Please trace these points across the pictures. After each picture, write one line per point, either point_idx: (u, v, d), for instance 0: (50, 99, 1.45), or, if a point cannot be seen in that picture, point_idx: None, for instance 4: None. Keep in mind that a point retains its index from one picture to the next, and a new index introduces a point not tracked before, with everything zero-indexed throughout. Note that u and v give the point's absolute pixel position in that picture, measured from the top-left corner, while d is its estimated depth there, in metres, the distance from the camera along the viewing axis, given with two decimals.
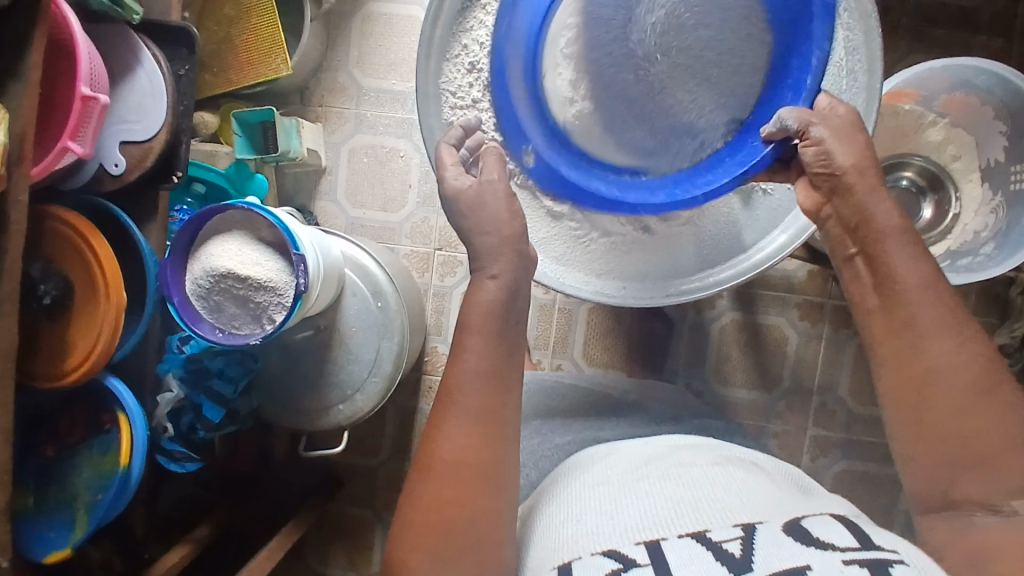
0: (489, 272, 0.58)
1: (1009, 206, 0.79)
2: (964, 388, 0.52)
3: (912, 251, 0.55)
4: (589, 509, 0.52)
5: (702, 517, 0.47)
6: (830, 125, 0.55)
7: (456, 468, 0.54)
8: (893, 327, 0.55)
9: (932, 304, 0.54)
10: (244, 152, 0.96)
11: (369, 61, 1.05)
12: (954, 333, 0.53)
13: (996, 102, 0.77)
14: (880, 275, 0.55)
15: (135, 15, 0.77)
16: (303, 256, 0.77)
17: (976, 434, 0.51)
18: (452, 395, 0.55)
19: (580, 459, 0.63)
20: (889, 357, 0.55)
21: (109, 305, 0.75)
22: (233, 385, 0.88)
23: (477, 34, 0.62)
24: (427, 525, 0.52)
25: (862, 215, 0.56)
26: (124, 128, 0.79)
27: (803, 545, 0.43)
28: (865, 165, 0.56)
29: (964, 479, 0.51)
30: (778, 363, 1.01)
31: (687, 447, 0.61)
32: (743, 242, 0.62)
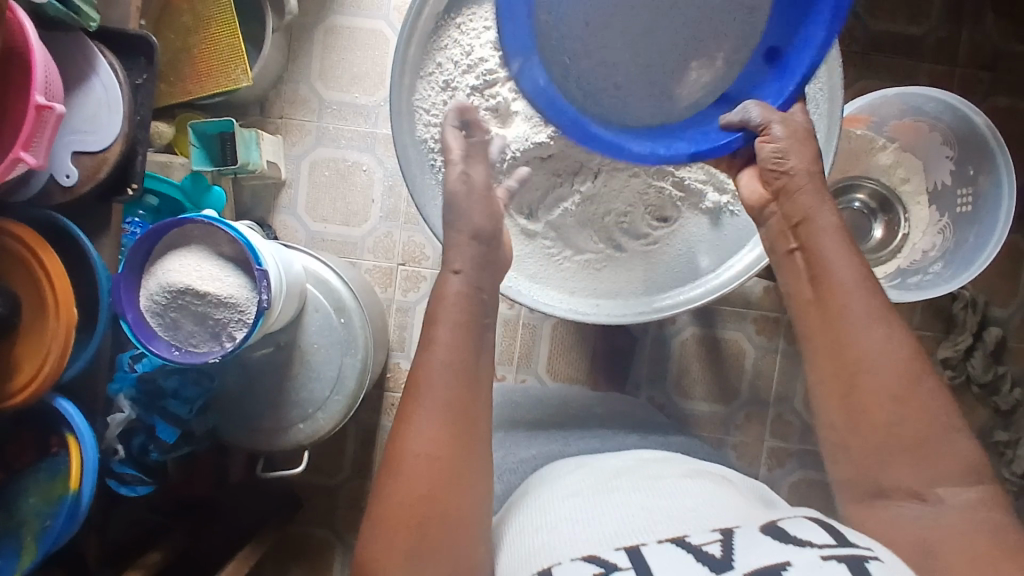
0: (451, 267, 0.57)
1: (957, 227, 0.84)
2: (895, 380, 0.51)
3: (847, 249, 0.55)
4: (563, 513, 0.53)
5: (676, 526, 0.47)
6: (790, 130, 0.58)
7: (427, 463, 0.52)
8: (826, 318, 0.54)
9: (866, 296, 0.53)
10: (200, 163, 0.93)
11: (331, 74, 1.04)
12: (886, 322, 0.52)
13: (943, 127, 0.82)
14: (817, 271, 0.55)
15: (92, 23, 0.75)
16: (266, 271, 0.75)
17: (901, 423, 0.50)
18: (421, 388, 0.53)
19: (550, 471, 0.64)
20: (822, 348, 0.54)
21: (59, 323, 0.72)
22: (188, 405, 0.86)
23: (451, 52, 0.63)
24: (402, 523, 0.50)
25: (805, 217, 0.57)
26: (76, 138, 0.76)
27: (784, 543, 0.43)
28: (817, 173, 0.58)
29: (893, 464, 0.51)
30: (737, 375, 1.04)
31: (658, 463, 0.62)
32: (712, 262, 0.65)
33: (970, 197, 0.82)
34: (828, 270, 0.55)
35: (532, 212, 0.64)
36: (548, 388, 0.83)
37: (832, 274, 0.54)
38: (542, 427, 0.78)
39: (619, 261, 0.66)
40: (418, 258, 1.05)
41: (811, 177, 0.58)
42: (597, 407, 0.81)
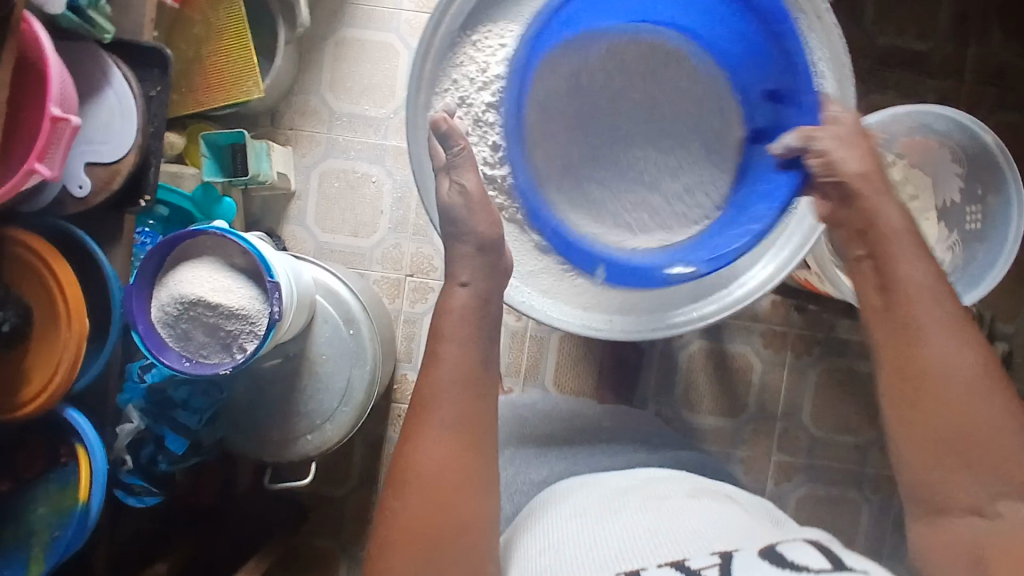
0: (459, 279, 0.59)
1: (966, 244, 0.83)
2: (967, 387, 0.53)
3: (918, 253, 0.57)
4: (567, 537, 0.53)
5: (680, 547, 0.48)
6: (836, 137, 0.59)
7: (437, 480, 0.53)
8: (895, 328, 0.56)
9: (934, 306, 0.55)
10: (212, 174, 0.95)
11: (342, 86, 1.05)
12: (954, 330, 0.54)
13: (953, 145, 0.81)
14: (886, 276, 0.57)
15: (106, 34, 0.76)
16: (278, 283, 0.75)
17: (976, 433, 0.52)
18: (426, 403, 0.55)
19: (558, 491, 0.64)
20: (890, 356, 0.56)
21: (71, 333, 0.72)
22: (198, 415, 0.86)
23: (467, 69, 0.63)
24: (414, 541, 0.52)
25: (870, 222, 0.58)
26: (90, 149, 0.76)
27: (779, 569, 0.44)
28: (871, 172, 0.59)
29: (953, 476, 0.52)
30: (744, 389, 1.04)
31: (661, 480, 0.62)
32: (725, 278, 0.65)
33: (979, 213, 0.82)
34: (898, 276, 0.56)
35: None
36: (558, 402, 0.83)
37: (901, 280, 0.56)
38: (553, 442, 0.78)
39: None
40: (426, 269, 1.06)
41: (871, 180, 0.59)
42: (607, 422, 0.81)
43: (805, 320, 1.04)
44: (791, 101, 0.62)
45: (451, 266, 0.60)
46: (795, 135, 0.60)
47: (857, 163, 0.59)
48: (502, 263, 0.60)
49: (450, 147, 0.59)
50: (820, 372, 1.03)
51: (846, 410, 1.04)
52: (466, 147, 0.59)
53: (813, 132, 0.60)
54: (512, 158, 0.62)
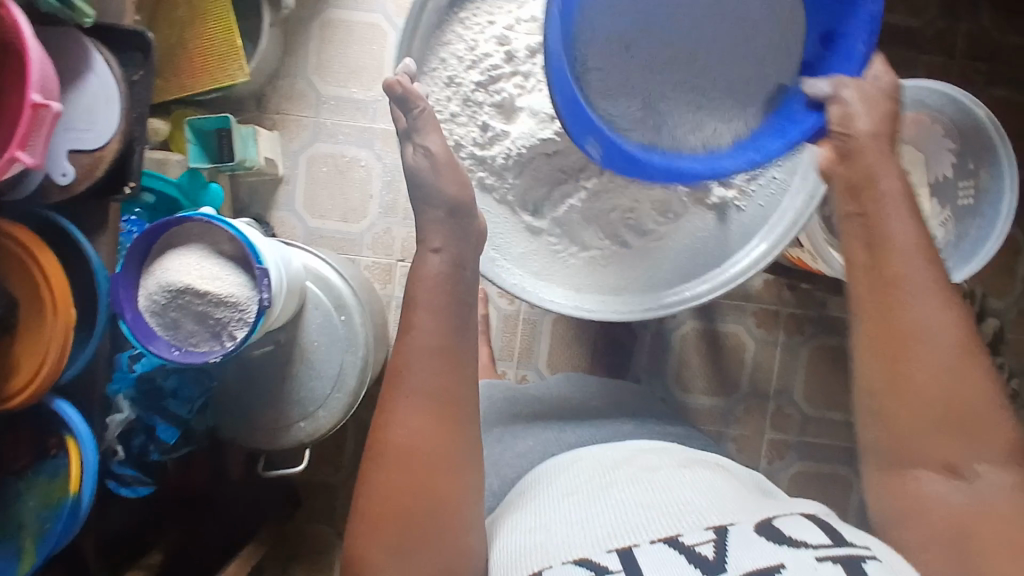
0: (430, 246, 0.59)
1: (958, 220, 0.81)
2: (947, 346, 0.51)
3: (907, 211, 0.55)
4: (557, 513, 0.53)
5: (673, 521, 0.48)
6: (860, 92, 0.57)
7: (410, 454, 0.53)
8: (881, 284, 0.53)
9: (923, 265, 0.53)
10: (198, 160, 0.93)
11: (329, 69, 1.03)
12: (940, 289, 0.53)
13: (946, 121, 0.79)
14: (874, 237, 0.55)
15: (88, 19, 0.74)
16: (266, 269, 0.75)
17: (951, 393, 0.51)
18: (400, 374, 0.55)
19: (543, 466, 0.63)
20: (871, 313, 0.54)
21: (57, 321, 0.71)
22: (188, 405, 0.85)
23: (455, 47, 0.62)
24: (385, 518, 0.52)
25: (868, 179, 0.56)
26: (73, 136, 0.74)
27: (776, 544, 0.44)
28: (880, 132, 0.57)
29: (931, 435, 0.51)
30: (737, 368, 1.04)
31: (651, 453, 0.62)
32: (719, 256, 0.64)
33: (973, 190, 0.80)
34: (889, 231, 0.54)
35: (536, 208, 0.64)
36: (546, 385, 0.83)
37: (887, 238, 0.54)
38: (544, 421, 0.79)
39: (626, 257, 0.65)
40: None
41: (878, 141, 0.57)
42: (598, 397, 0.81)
43: (796, 300, 1.04)
44: (841, 45, 0.59)
45: (422, 233, 0.60)
46: (828, 81, 0.58)
47: (869, 122, 0.57)
48: (469, 239, 0.59)
49: (410, 110, 0.59)
50: (811, 351, 1.04)
51: (837, 387, 1.04)
52: (425, 110, 0.59)
53: (844, 80, 0.57)
54: (500, 139, 0.62)
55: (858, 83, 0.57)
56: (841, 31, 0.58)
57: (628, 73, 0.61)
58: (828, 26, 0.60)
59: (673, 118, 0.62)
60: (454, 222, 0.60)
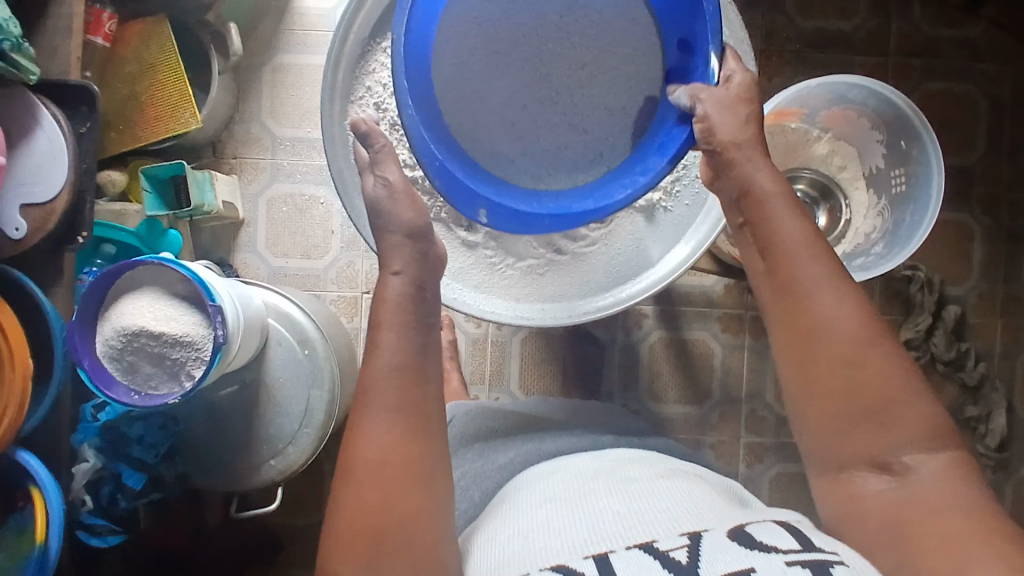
0: (391, 269, 0.60)
1: (894, 208, 0.82)
2: (852, 337, 0.52)
3: (790, 210, 0.56)
4: (534, 523, 0.52)
5: (648, 530, 0.47)
6: (713, 100, 0.59)
7: (381, 468, 0.53)
8: (781, 288, 0.55)
9: (814, 261, 0.54)
10: (155, 209, 0.95)
11: (282, 112, 1.06)
12: (835, 283, 0.54)
13: (870, 112, 0.80)
14: (763, 240, 0.56)
15: (32, 76, 0.76)
16: (220, 306, 0.75)
17: (862, 384, 0.51)
18: (369, 392, 0.55)
19: (523, 481, 0.64)
20: (780, 318, 0.55)
21: (14, 376, 0.72)
22: (155, 450, 0.84)
23: (380, 75, 0.64)
24: (358, 534, 0.51)
25: (746, 187, 0.58)
26: (23, 191, 0.76)
27: (746, 549, 0.43)
28: (742, 139, 0.58)
29: (853, 432, 0.52)
30: (707, 375, 1.04)
31: (632, 463, 0.62)
32: (651, 257, 0.66)
33: (903, 176, 0.81)
34: (779, 233, 0.56)
35: (471, 223, 0.65)
36: (517, 405, 0.83)
37: (781, 237, 0.55)
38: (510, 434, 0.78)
39: (561, 266, 0.66)
40: None
41: (745, 145, 0.58)
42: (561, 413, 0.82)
43: None
44: (696, 50, 0.63)
45: (384, 257, 0.61)
46: (686, 91, 0.61)
47: (732, 128, 0.58)
48: (427, 257, 0.60)
49: (371, 145, 0.61)
50: None
51: None
52: (385, 144, 0.61)
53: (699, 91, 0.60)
54: None
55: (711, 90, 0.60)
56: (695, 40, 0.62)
57: (466, 93, 0.65)
58: (686, 35, 0.63)
59: (511, 144, 0.66)
60: (389, 242, 0.61)
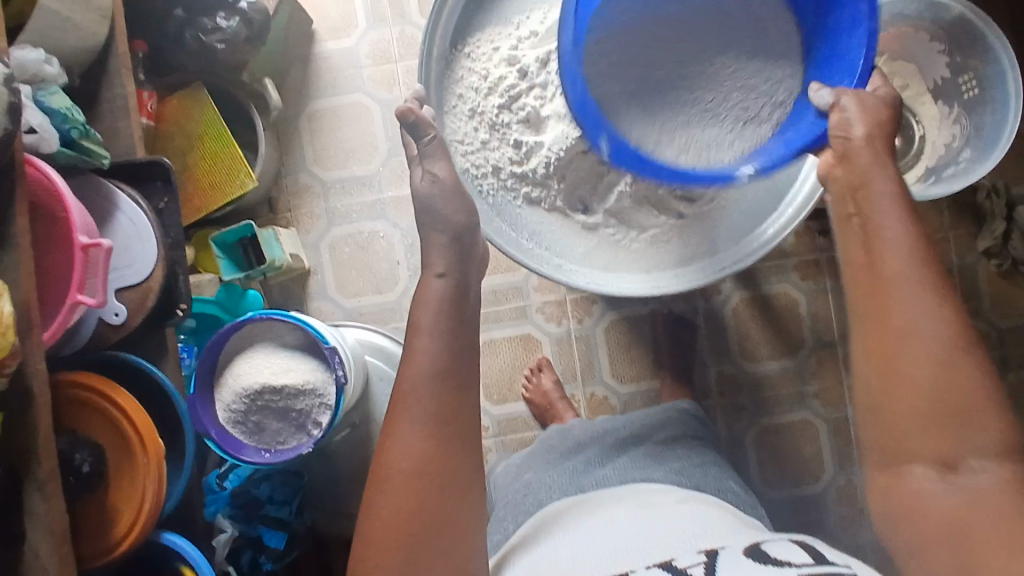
0: (435, 271, 0.59)
1: (970, 112, 0.83)
2: (943, 338, 0.49)
3: (903, 213, 0.52)
4: (572, 549, 0.58)
5: (666, 551, 0.51)
6: (858, 98, 0.56)
7: (410, 476, 0.53)
8: (871, 284, 0.51)
9: (919, 264, 0.50)
10: (230, 272, 0.96)
11: (326, 156, 1.06)
12: (937, 292, 0.50)
13: (928, 26, 0.81)
14: (871, 239, 0.52)
15: (103, 160, 0.77)
16: (335, 347, 0.75)
17: (949, 388, 0.48)
18: (405, 400, 0.55)
19: (595, 498, 0.69)
20: (868, 313, 0.51)
21: (149, 458, 0.71)
22: (286, 506, 0.85)
23: (469, 81, 0.64)
24: (390, 542, 0.52)
25: (864, 181, 0.54)
26: (117, 276, 0.76)
27: (761, 564, 0.46)
28: (876, 135, 0.55)
29: (924, 431, 0.49)
30: (796, 325, 1.04)
31: (655, 494, 0.68)
32: (781, 194, 0.65)
33: (973, 80, 0.82)
34: (882, 232, 0.52)
35: (586, 205, 0.66)
36: (573, 425, 0.87)
37: (888, 237, 0.52)
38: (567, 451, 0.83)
39: (684, 229, 0.66)
40: None
41: (875, 157, 0.54)
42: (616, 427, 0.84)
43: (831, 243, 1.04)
44: (839, 62, 0.60)
45: (427, 256, 0.61)
46: (830, 91, 0.58)
47: (866, 124, 0.55)
48: (473, 255, 0.61)
49: (421, 137, 0.60)
50: None
51: None
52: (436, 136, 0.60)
53: (843, 89, 0.57)
54: (536, 150, 0.63)
55: (857, 92, 0.57)
56: (841, 53, 0.60)
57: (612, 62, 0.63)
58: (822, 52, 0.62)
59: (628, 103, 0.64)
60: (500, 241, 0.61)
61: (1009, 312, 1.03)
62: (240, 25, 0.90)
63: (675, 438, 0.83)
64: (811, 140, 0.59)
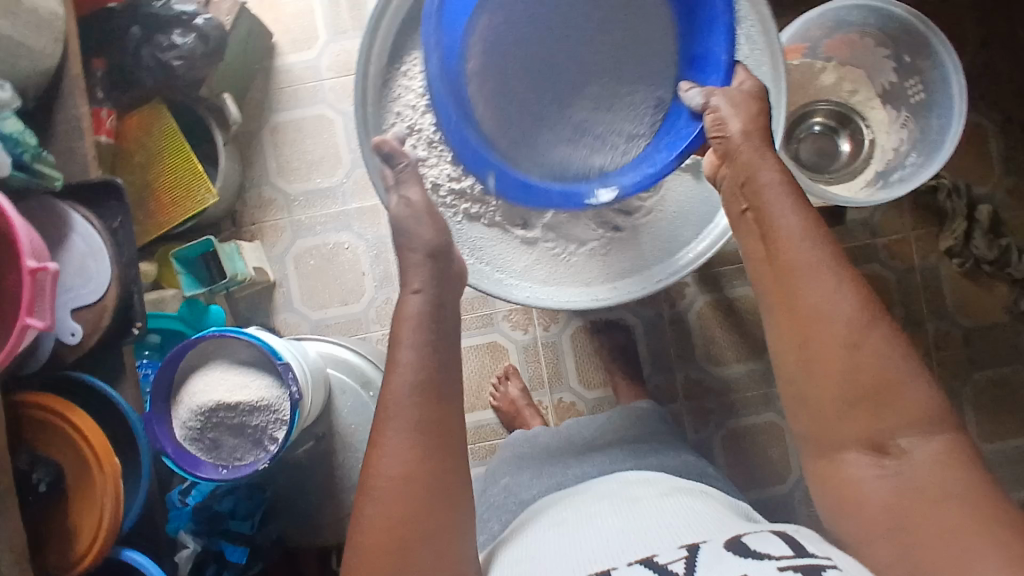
0: (412, 287, 0.59)
1: (918, 117, 0.85)
2: (851, 316, 0.48)
3: (793, 198, 0.53)
4: (543, 546, 0.53)
5: (652, 545, 0.47)
6: (727, 97, 0.58)
7: (400, 485, 0.51)
8: (779, 272, 0.51)
9: (809, 246, 0.51)
10: (192, 288, 0.95)
11: (289, 168, 1.07)
12: (832, 270, 0.50)
13: (874, 32, 0.82)
14: (764, 226, 0.53)
15: (56, 181, 0.77)
16: (288, 363, 0.75)
17: (865, 367, 0.47)
18: (389, 410, 0.53)
19: (579, 489, 0.64)
20: (774, 303, 0.51)
21: (105, 476, 0.71)
22: (248, 521, 0.86)
23: (406, 99, 0.65)
24: (378, 553, 0.50)
25: (750, 176, 0.55)
26: (73, 295, 0.77)
27: (742, 558, 0.43)
28: (752, 129, 0.56)
29: (850, 413, 0.48)
30: (760, 328, 1.05)
31: (642, 480, 0.63)
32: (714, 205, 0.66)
33: (920, 85, 0.83)
34: (775, 225, 0.52)
35: (525, 220, 0.67)
36: (560, 426, 0.83)
37: (779, 224, 0.52)
38: (554, 451, 0.79)
39: (621, 242, 0.67)
40: None
41: (759, 140, 0.56)
42: (608, 430, 0.80)
43: None
44: (708, 63, 0.61)
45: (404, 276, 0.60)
46: (699, 91, 0.60)
47: (743, 122, 0.57)
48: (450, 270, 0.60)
49: (396, 165, 0.62)
50: None
51: None
52: (410, 162, 0.62)
53: (712, 89, 0.59)
54: None
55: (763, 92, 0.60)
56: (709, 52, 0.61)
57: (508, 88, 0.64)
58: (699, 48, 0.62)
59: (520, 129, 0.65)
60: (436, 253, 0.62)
61: (972, 310, 1.03)
62: (196, 42, 0.90)
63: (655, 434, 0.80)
64: (690, 140, 0.61)
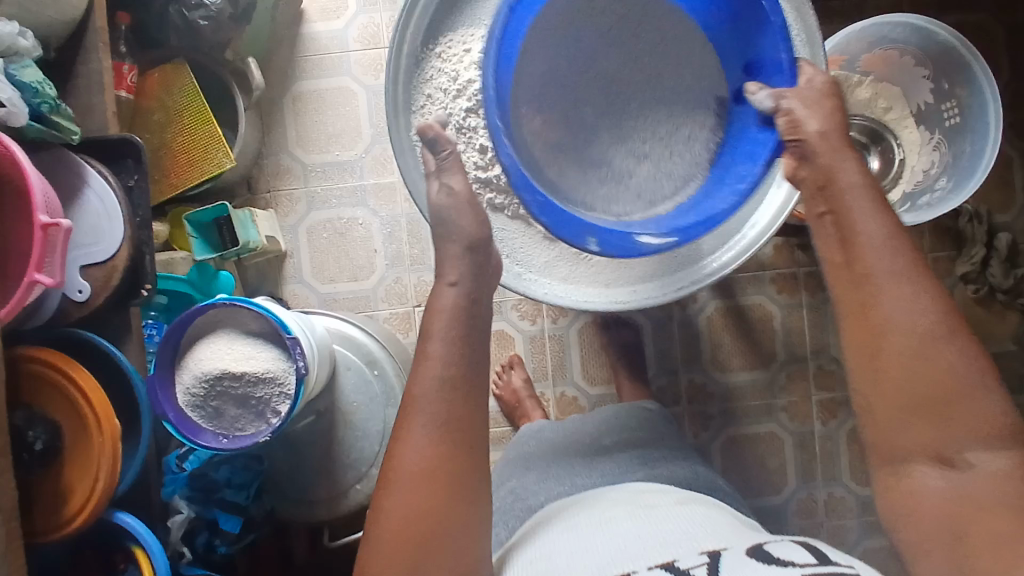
0: (448, 280, 0.60)
1: (950, 141, 0.83)
2: (926, 329, 0.50)
3: (877, 205, 0.54)
4: (558, 546, 0.54)
5: (670, 549, 0.49)
6: (799, 97, 0.57)
7: (422, 477, 0.53)
8: (854, 279, 0.53)
9: (893, 254, 0.52)
10: (203, 252, 0.94)
11: (308, 139, 1.05)
12: (912, 280, 0.51)
13: (914, 51, 0.81)
14: (846, 232, 0.54)
15: (73, 135, 0.76)
16: (297, 338, 0.75)
17: (938, 378, 0.49)
18: (415, 403, 0.54)
19: (592, 494, 0.64)
20: (848, 309, 0.53)
21: (103, 437, 0.71)
22: (244, 491, 0.85)
23: (438, 82, 0.64)
24: (404, 543, 0.51)
25: (829, 177, 0.56)
26: (83, 253, 0.76)
27: (766, 564, 0.44)
28: (830, 131, 0.56)
29: (914, 421, 0.50)
30: (769, 338, 1.04)
31: (652, 491, 0.62)
32: (741, 219, 0.66)
33: (956, 108, 0.82)
34: (859, 232, 0.53)
35: None
36: (564, 425, 0.83)
37: (862, 232, 0.53)
38: (558, 453, 0.78)
39: None
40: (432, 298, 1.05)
41: (833, 148, 0.56)
42: (611, 433, 0.79)
43: (810, 258, 1.04)
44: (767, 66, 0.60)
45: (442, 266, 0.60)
46: (767, 95, 0.58)
47: (817, 123, 0.56)
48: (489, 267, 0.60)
49: (440, 151, 0.60)
50: None
51: None
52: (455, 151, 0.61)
53: (782, 91, 0.58)
54: None
55: (797, 89, 0.58)
56: (763, 55, 0.60)
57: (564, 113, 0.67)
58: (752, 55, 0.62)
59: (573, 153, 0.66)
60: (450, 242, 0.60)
61: (981, 337, 1.03)
62: (225, 3, 0.89)
63: (664, 440, 0.79)
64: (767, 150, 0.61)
